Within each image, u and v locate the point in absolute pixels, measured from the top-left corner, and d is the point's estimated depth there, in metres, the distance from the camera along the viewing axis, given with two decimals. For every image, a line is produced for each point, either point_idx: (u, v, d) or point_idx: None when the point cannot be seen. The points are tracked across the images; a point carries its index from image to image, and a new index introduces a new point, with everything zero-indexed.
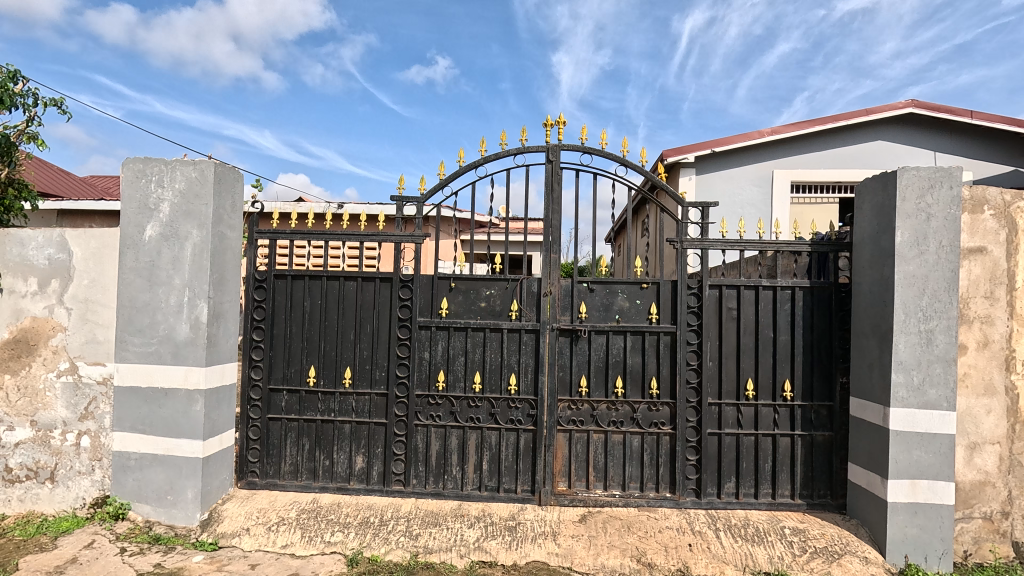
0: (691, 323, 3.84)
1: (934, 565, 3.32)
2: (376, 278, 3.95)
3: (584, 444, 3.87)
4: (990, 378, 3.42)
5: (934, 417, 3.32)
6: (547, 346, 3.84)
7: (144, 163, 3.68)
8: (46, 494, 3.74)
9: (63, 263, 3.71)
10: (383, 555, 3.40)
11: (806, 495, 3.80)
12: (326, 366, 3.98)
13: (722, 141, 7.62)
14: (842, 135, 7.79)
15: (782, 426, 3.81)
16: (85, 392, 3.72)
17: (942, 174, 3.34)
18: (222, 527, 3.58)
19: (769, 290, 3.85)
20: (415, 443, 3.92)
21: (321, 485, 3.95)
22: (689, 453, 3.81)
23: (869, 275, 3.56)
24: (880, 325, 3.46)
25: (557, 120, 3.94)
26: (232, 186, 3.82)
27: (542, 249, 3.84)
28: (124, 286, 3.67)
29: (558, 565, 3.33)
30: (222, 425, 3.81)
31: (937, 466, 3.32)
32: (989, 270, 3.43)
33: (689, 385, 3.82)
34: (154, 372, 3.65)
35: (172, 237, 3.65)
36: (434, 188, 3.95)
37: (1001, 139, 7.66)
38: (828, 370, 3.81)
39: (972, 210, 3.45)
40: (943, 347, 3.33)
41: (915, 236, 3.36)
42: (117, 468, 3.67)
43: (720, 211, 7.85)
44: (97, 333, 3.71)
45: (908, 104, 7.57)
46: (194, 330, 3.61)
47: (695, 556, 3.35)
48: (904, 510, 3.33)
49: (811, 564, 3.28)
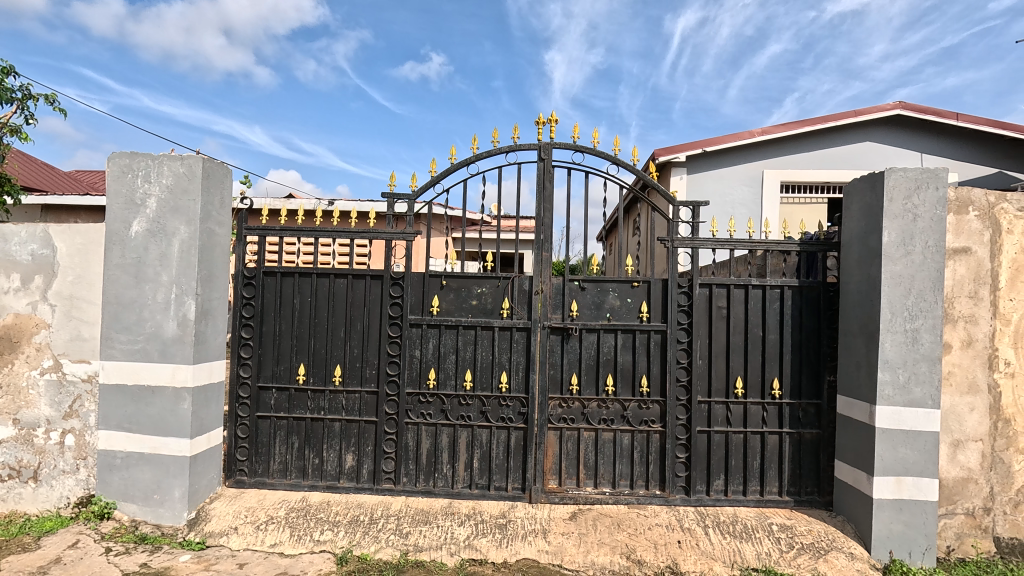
0: (681, 322, 3.86)
1: (918, 560, 3.37)
2: (367, 276, 3.92)
3: (574, 442, 3.88)
4: (973, 376, 3.48)
5: (919, 415, 3.37)
6: (538, 344, 3.85)
7: (131, 158, 3.63)
8: (29, 494, 3.68)
9: (47, 259, 3.65)
10: (373, 554, 3.38)
11: (794, 492, 3.83)
12: (316, 364, 3.96)
13: (713, 140, 7.66)
14: (831, 135, 7.86)
15: (771, 424, 3.84)
16: (69, 391, 3.66)
17: (929, 175, 3.38)
18: (210, 526, 3.54)
19: (758, 289, 3.88)
20: (406, 441, 3.91)
21: (310, 483, 3.92)
22: (679, 451, 3.83)
23: (857, 275, 3.60)
24: (868, 324, 3.50)
25: (549, 118, 3.93)
26: (221, 182, 3.78)
27: (533, 247, 3.84)
28: (110, 282, 3.61)
29: (548, 562, 3.34)
30: (210, 423, 3.78)
31: (922, 463, 3.37)
32: (973, 270, 3.48)
33: (679, 383, 3.84)
34: (140, 370, 3.60)
35: (159, 233, 3.60)
36: (425, 185, 3.93)
37: (986, 141, 7.78)
38: (816, 368, 3.85)
39: (957, 211, 3.49)
40: (928, 346, 3.38)
41: (902, 237, 3.40)
42: (102, 467, 3.62)
43: (710, 211, 7.91)
44: (82, 330, 3.66)
45: (897, 105, 7.65)
46: (182, 327, 3.57)
47: (684, 552, 3.37)
48: (889, 507, 3.38)
49: (798, 560, 3.32)
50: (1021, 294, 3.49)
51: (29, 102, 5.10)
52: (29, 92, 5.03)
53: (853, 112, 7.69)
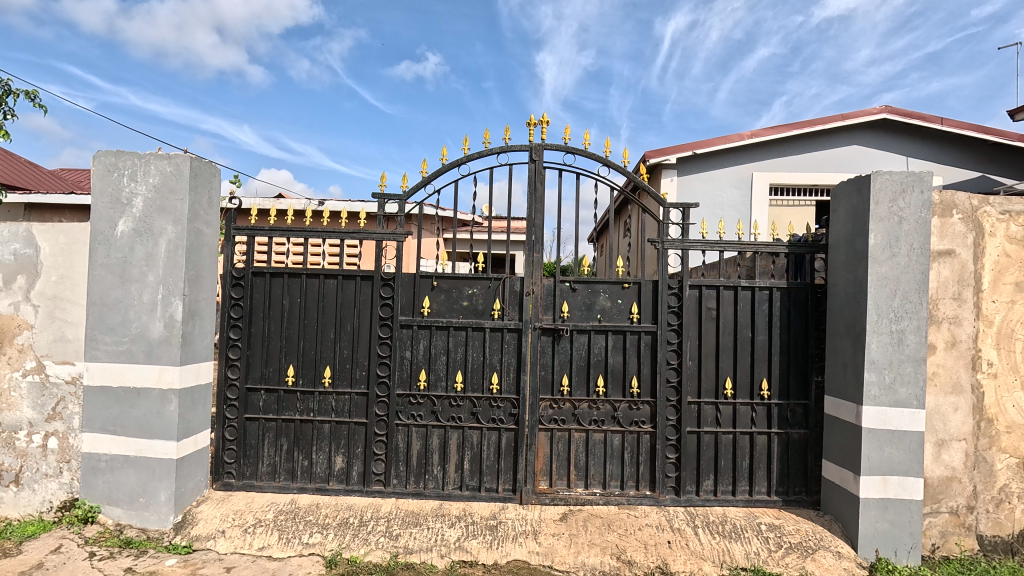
0: (672, 323, 3.88)
1: (904, 559, 3.41)
2: (357, 276, 3.89)
3: (565, 442, 3.88)
4: (957, 377, 3.53)
5: (904, 415, 3.42)
6: (529, 345, 3.85)
7: (116, 157, 3.58)
8: (10, 498, 3.61)
9: (30, 259, 3.59)
10: (363, 556, 3.36)
11: (782, 491, 3.87)
12: (305, 366, 3.92)
13: (704, 142, 7.71)
14: (819, 139, 7.96)
15: (759, 424, 3.88)
16: (53, 393, 3.60)
17: (913, 179, 3.44)
18: (196, 529, 3.50)
19: (748, 291, 3.91)
20: (396, 443, 3.89)
21: (300, 486, 3.89)
22: (669, 451, 3.85)
23: (844, 276, 3.64)
24: (854, 325, 3.54)
25: (540, 120, 3.94)
26: (209, 182, 3.73)
27: (525, 248, 3.84)
28: (94, 282, 3.56)
29: (538, 564, 3.34)
30: (197, 425, 3.73)
31: (907, 463, 3.42)
32: (957, 272, 3.54)
33: (669, 384, 3.85)
34: (126, 371, 3.55)
35: (145, 233, 3.55)
36: (416, 186, 3.91)
37: (969, 146, 7.92)
38: (804, 369, 3.89)
39: (942, 214, 3.54)
40: (914, 347, 3.43)
41: (888, 238, 3.45)
42: (86, 470, 3.57)
43: (701, 212, 7.98)
44: (65, 332, 3.60)
45: (883, 109, 7.75)
46: (169, 328, 3.52)
47: (674, 553, 3.38)
48: (875, 506, 3.42)
49: (787, 559, 3.35)
50: (1003, 296, 3.55)
51: (10, 98, 4.99)
52: (9, 87, 4.91)
53: (840, 116, 7.76)
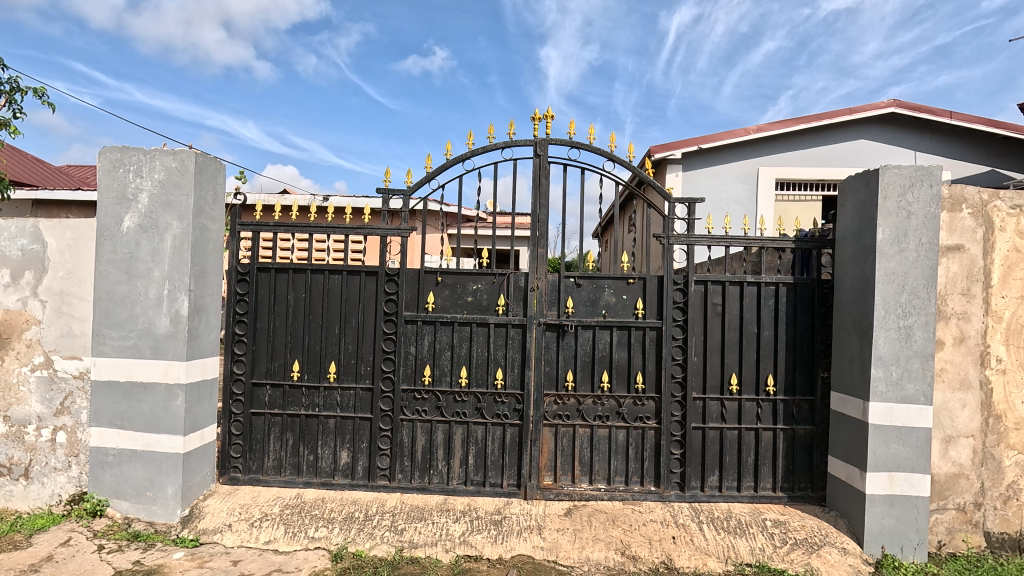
0: (677, 319, 3.86)
1: (910, 555, 3.40)
2: (362, 272, 3.90)
3: (569, 438, 3.88)
4: (965, 373, 3.50)
5: (911, 411, 3.40)
6: (533, 340, 3.85)
7: (121, 153, 3.59)
8: (20, 491, 3.65)
9: (37, 255, 3.61)
10: (369, 551, 3.38)
11: (787, 487, 3.86)
12: (310, 361, 3.94)
13: (710, 137, 7.65)
14: (826, 133, 7.89)
15: (765, 420, 3.86)
16: (61, 387, 3.63)
17: (923, 173, 3.39)
18: (203, 523, 3.52)
19: (753, 287, 3.89)
20: (401, 438, 3.90)
21: (305, 480, 3.91)
22: (674, 447, 3.85)
23: (851, 272, 3.61)
24: (861, 321, 3.52)
25: (545, 114, 3.91)
26: (214, 176, 3.73)
27: (529, 243, 3.83)
28: (100, 277, 3.58)
29: (543, 558, 3.35)
30: (203, 420, 3.75)
31: (914, 459, 3.40)
32: (966, 267, 3.50)
33: (675, 380, 3.84)
34: (133, 366, 3.57)
35: (151, 228, 3.56)
36: (421, 181, 3.90)
37: (979, 140, 7.82)
38: (811, 364, 3.87)
39: (951, 209, 3.51)
40: (921, 343, 3.40)
41: (896, 234, 3.42)
42: (95, 464, 3.59)
43: (707, 207, 7.95)
44: (73, 327, 3.63)
45: (891, 104, 7.68)
46: (175, 324, 3.54)
47: (679, 548, 3.38)
48: (881, 502, 3.41)
49: (792, 555, 3.33)
50: (1012, 291, 3.52)
51: (17, 94, 5.03)
52: (17, 85, 4.96)
53: (848, 110, 7.71)
